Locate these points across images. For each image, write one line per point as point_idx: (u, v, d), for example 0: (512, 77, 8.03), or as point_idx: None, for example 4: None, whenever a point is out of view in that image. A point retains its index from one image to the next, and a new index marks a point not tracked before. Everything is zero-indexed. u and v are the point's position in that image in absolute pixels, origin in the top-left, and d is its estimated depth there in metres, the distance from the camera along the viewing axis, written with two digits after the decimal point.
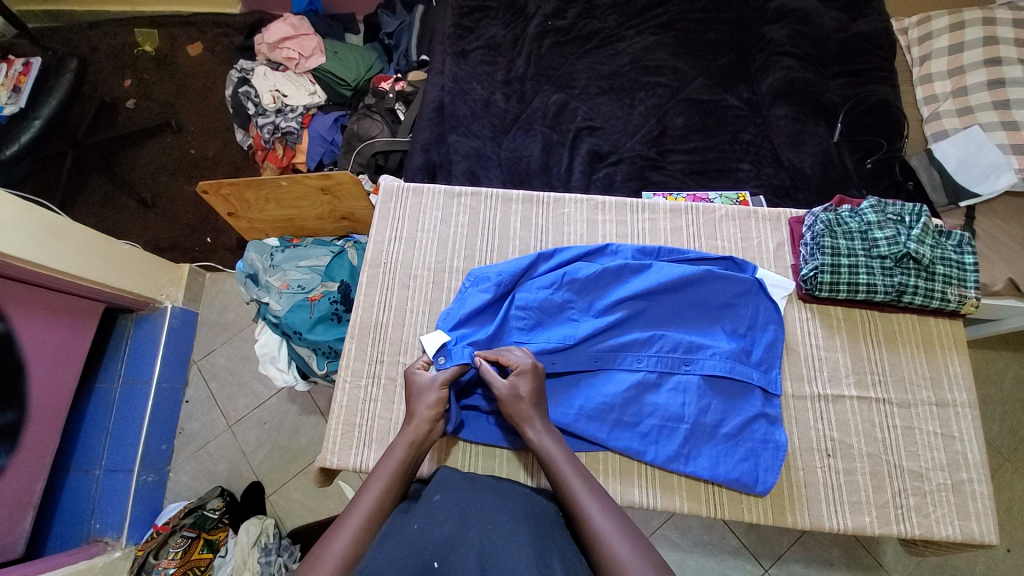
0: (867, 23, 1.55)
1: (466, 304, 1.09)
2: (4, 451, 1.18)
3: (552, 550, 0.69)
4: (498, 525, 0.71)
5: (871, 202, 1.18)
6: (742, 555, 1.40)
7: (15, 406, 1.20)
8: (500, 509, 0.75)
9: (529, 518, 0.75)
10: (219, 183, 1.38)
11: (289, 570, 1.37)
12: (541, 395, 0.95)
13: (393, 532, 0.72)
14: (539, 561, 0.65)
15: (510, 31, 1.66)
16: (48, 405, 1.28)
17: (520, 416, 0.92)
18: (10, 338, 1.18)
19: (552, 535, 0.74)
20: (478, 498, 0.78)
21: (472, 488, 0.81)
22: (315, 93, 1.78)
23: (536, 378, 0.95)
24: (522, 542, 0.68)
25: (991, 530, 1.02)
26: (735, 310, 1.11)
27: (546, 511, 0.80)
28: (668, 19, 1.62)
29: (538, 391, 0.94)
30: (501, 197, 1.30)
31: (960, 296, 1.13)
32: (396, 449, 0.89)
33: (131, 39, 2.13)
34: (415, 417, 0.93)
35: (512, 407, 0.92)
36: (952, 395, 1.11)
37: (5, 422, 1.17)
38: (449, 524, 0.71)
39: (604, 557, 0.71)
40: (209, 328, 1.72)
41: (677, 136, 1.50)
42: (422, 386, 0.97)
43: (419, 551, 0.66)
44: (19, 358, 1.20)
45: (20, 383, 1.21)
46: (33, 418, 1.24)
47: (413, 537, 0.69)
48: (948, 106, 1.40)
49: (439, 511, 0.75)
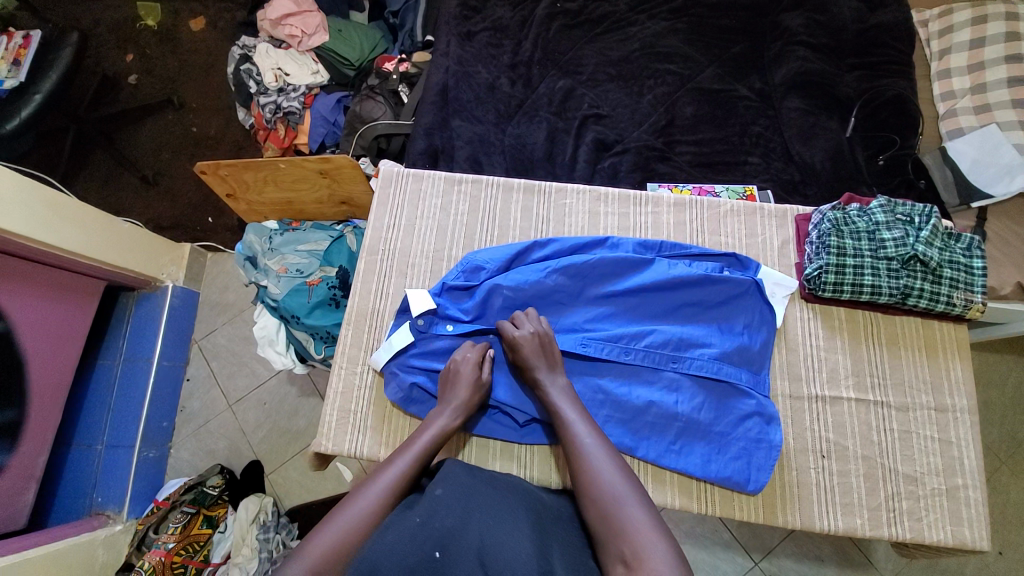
0: (886, 13, 1.50)
1: (446, 277, 1.13)
2: (5, 449, 1.20)
3: (553, 549, 0.71)
4: (499, 523, 0.71)
5: (880, 201, 1.15)
6: (733, 548, 1.41)
7: (14, 404, 1.20)
8: (502, 507, 0.76)
9: (532, 518, 0.75)
10: (217, 163, 1.37)
11: (287, 548, 1.40)
12: (553, 349, 1.00)
13: (392, 525, 0.71)
14: (540, 558, 0.66)
15: (517, 13, 1.62)
16: (49, 395, 1.29)
17: (533, 367, 0.97)
18: (11, 339, 1.19)
19: (553, 534, 0.75)
20: (481, 496, 0.77)
21: (474, 484, 0.80)
22: (318, 72, 1.76)
23: (543, 340, 1.00)
24: (524, 538, 0.69)
25: (984, 537, 1.02)
26: (733, 309, 1.10)
27: (548, 510, 0.82)
28: (681, 4, 1.58)
29: (549, 350, 1.00)
30: (502, 186, 1.28)
31: (966, 301, 1.10)
32: (434, 426, 0.93)
33: (134, 12, 2.09)
34: (459, 404, 0.97)
35: (523, 360, 0.99)
36: (951, 400, 1.10)
37: (5, 420, 1.19)
38: (450, 516, 0.71)
39: (610, 510, 0.76)
40: (210, 309, 1.72)
41: (685, 126, 1.47)
42: (463, 378, 0.99)
43: (420, 541, 0.67)
44: (20, 354, 1.21)
45: (18, 379, 1.21)
46: (35, 405, 1.26)
47: (414, 531, 0.69)
48: (965, 103, 1.36)
49: (442, 504, 0.74)
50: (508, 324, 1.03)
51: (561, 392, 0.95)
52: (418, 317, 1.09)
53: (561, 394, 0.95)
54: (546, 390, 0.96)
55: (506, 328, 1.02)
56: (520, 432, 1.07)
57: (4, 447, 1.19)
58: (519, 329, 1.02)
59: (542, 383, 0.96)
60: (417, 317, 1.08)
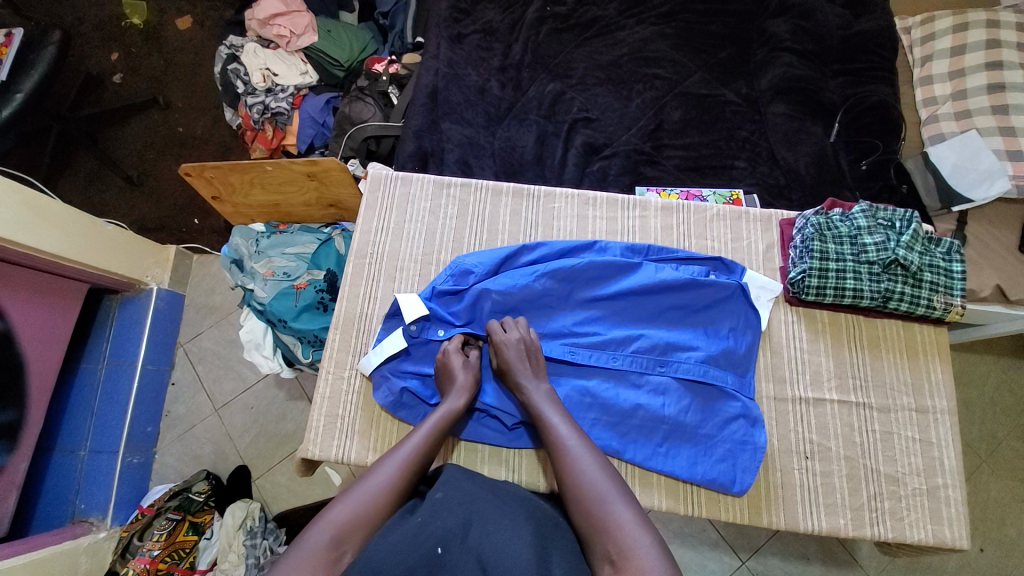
0: (870, 20, 1.52)
1: (436, 281, 1.14)
2: (5, 449, 1.22)
3: (553, 553, 0.70)
4: (499, 527, 0.71)
5: (862, 206, 1.17)
6: (720, 547, 1.42)
7: (15, 405, 1.23)
8: (504, 512, 0.75)
9: (533, 523, 0.75)
10: (203, 165, 1.36)
11: (275, 553, 1.38)
12: (536, 356, 1.01)
13: (394, 526, 0.72)
14: (540, 562, 0.66)
15: (507, 17, 1.62)
16: (45, 398, 1.31)
17: (517, 373, 0.98)
18: (11, 341, 1.21)
19: (555, 538, 0.75)
20: (482, 501, 0.78)
21: (476, 489, 0.81)
22: (307, 72, 1.75)
23: (529, 347, 1.02)
24: (525, 542, 0.69)
25: (963, 535, 1.03)
26: (718, 312, 1.11)
27: (547, 514, 0.81)
28: (669, 9, 1.59)
29: (532, 353, 1.01)
30: (490, 190, 1.28)
31: (946, 304, 1.12)
32: (441, 409, 0.95)
33: (119, 11, 2.07)
34: (461, 387, 0.99)
35: (507, 366, 0.99)
36: (931, 402, 1.12)
37: (5, 421, 1.21)
38: (452, 518, 0.72)
39: (597, 508, 0.76)
40: (196, 311, 1.70)
41: (673, 131, 1.48)
42: (456, 365, 1.01)
43: (421, 539, 0.68)
44: (19, 355, 1.23)
45: (19, 380, 1.23)
46: (33, 409, 1.28)
47: (415, 531, 0.69)
48: (947, 109, 1.38)
49: (444, 506, 0.75)
50: (496, 326, 1.04)
51: (544, 395, 0.96)
52: (411, 323, 1.08)
53: (543, 397, 0.95)
54: (529, 394, 0.96)
55: (494, 332, 1.03)
56: (509, 435, 1.07)
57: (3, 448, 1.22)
58: (505, 334, 1.03)
59: (524, 386, 0.97)
60: (409, 323, 1.08)
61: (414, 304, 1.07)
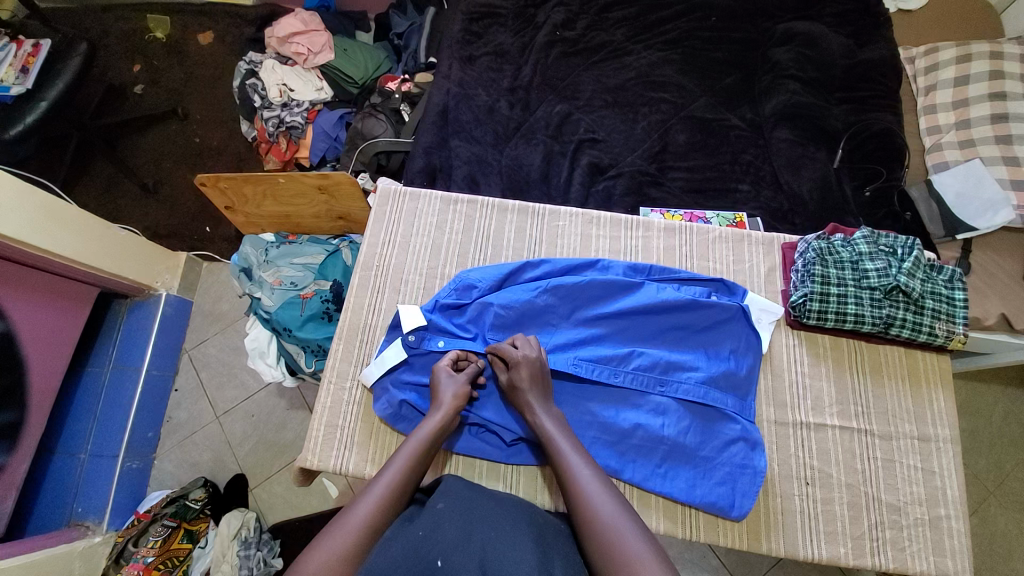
0: (873, 50, 1.55)
1: (439, 295, 1.15)
2: (4, 448, 1.22)
3: (554, 558, 0.71)
4: (500, 534, 0.72)
5: (864, 232, 1.18)
6: (720, 574, 1.40)
7: (16, 406, 1.23)
8: (502, 519, 0.76)
9: (534, 531, 0.76)
10: (217, 176, 1.39)
11: (268, 565, 1.35)
12: (542, 378, 1.00)
13: (395, 537, 0.72)
14: (540, 566, 0.66)
15: (518, 39, 1.66)
16: (46, 400, 1.31)
17: (524, 393, 0.97)
18: (12, 342, 1.21)
19: (556, 546, 0.75)
20: (482, 509, 0.78)
21: (475, 498, 0.82)
22: (322, 89, 1.79)
23: (537, 367, 1.00)
24: (525, 547, 0.69)
25: (966, 568, 1.02)
26: (720, 334, 1.12)
27: (549, 524, 0.82)
28: (676, 36, 1.63)
29: (540, 377, 1.00)
30: (496, 206, 1.30)
31: (948, 332, 1.12)
32: (427, 427, 0.93)
33: (143, 25, 2.14)
34: (443, 408, 0.96)
35: (516, 386, 0.98)
36: (934, 430, 1.11)
37: (5, 421, 1.21)
38: (452, 528, 0.72)
39: (603, 533, 0.76)
40: (203, 318, 1.73)
41: (678, 153, 1.51)
42: (443, 385, 1.00)
43: (421, 552, 0.68)
44: (20, 356, 1.23)
45: (20, 381, 1.23)
46: (33, 412, 1.28)
47: (417, 543, 0.70)
48: (951, 138, 1.40)
49: (444, 516, 0.75)
50: (505, 345, 1.03)
51: (551, 420, 0.95)
52: (409, 333, 1.09)
53: (553, 423, 0.95)
54: (538, 419, 0.95)
55: (504, 350, 1.02)
56: (506, 451, 1.07)
57: (3, 448, 1.22)
58: (515, 351, 1.01)
59: (535, 411, 0.96)
60: (407, 333, 1.09)
61: (416, 315, 1.09)
